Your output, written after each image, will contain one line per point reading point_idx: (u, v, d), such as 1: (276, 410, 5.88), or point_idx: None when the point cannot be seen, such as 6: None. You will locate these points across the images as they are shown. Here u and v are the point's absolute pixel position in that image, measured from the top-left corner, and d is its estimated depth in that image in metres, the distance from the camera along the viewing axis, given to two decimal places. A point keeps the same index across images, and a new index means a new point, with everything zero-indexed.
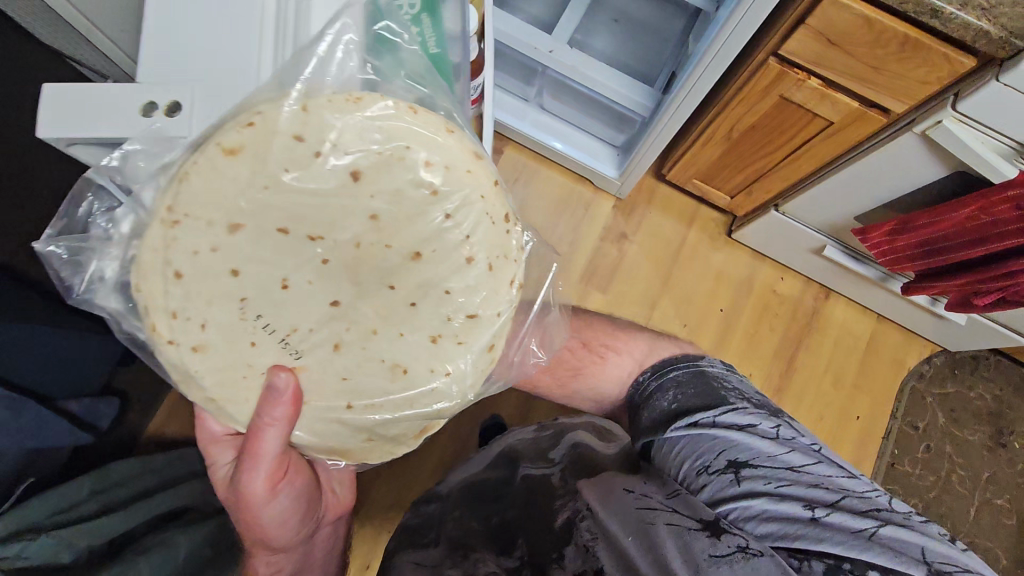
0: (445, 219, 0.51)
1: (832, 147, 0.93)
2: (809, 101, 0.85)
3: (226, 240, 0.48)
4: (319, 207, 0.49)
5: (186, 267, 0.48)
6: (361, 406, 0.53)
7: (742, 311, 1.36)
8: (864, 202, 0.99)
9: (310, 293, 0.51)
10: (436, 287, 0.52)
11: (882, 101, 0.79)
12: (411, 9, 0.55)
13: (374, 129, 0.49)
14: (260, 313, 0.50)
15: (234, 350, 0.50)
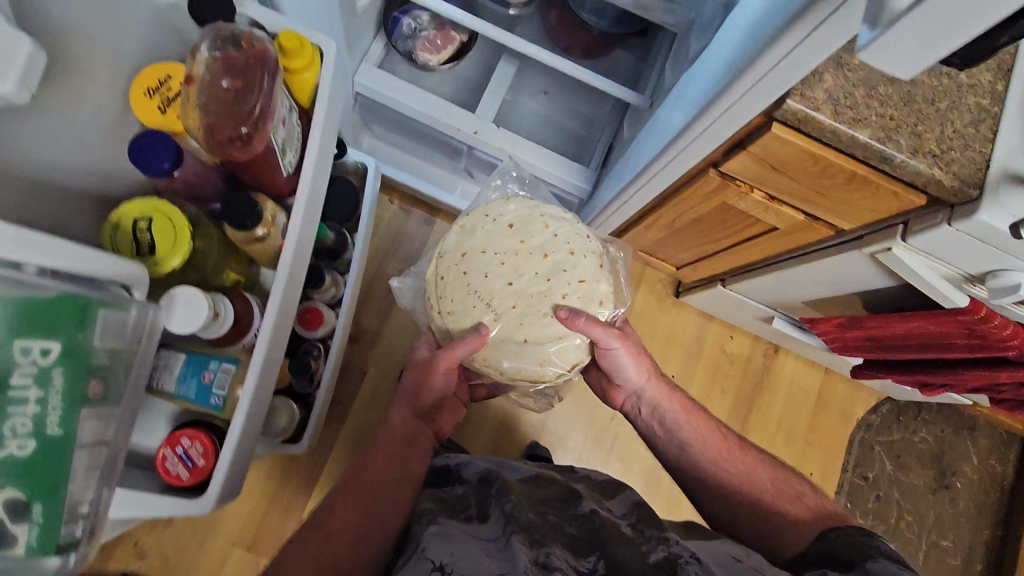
0: (552, 233, 0.85)
1: (778, 245, 0.87)
2: (753, 210, 0.79)
3: (474, 239, 0.86)
4: (497, 237, 0.85)
5: (444, 272, 0.86)
6: (532, 340, 0.82)
7: (694, 374, 1.31)
8: (812, 293, 0.94)
9: (499, 274, 0.83)
10: (558, 267, 0.84)
11: (828, 218, 0.74)
12: (40, 359, 0.41)
13: (514, 205, 0.87)
14: (475, 293, 0.83)
15: (466, 311, 0.83)
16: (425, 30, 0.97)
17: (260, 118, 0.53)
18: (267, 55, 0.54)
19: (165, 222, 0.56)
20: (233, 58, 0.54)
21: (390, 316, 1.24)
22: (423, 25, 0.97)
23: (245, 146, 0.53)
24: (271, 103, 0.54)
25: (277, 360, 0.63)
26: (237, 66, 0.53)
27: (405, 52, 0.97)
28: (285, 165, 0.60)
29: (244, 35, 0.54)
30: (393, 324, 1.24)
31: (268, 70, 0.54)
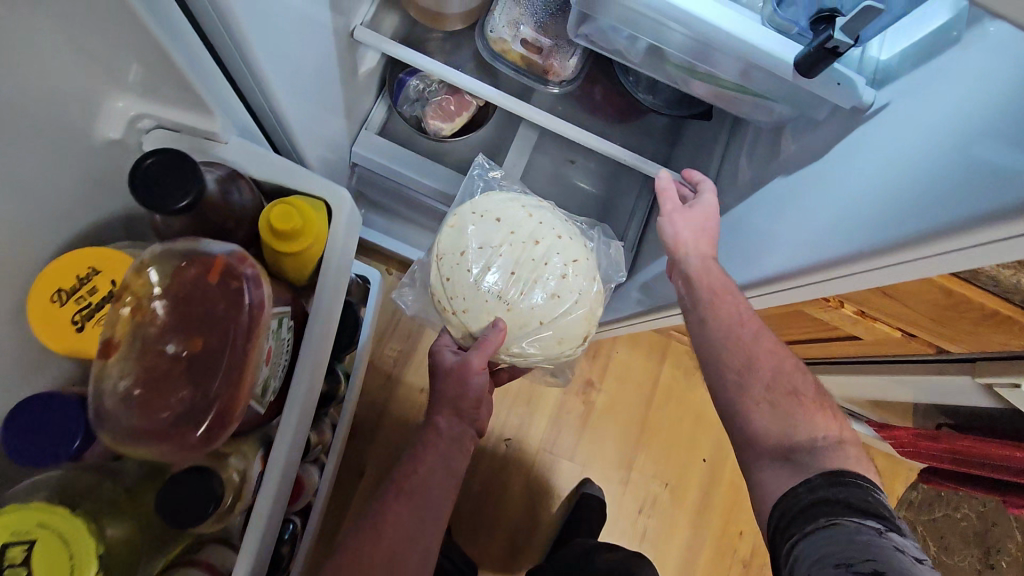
0: (534, 217, 0.73)
1: (854, 351, 0.75)
2: (838, 321, 0.67)
3: (468, 234, 0.72)
4: (482, 232, 0.72)
5: (445, 276, 0.71)
6: (557, 316, 0.71)
7: (726, 458, 1.17)
8: (884, 396, 0.83)
9: (502, 264, 0.71)
10: (554, 244, 0.73)
11: (933, 338, 0.62)
12: None
13: (490, 199, 0.74)
14: (483, 291, 0.70)
15: (482, 310, 0.70)
16: (435, 93, 0.83)
17: (232, 395, 0.41)
18: (243, 297, 0.42)
19: (55, 542, 0.38)
20: (188, 310, 0.41)
21: (390, 405, 1.08)
22: (432, 87, 0.83)
23: (214, 433, 0.40)
24: (247, 366, 0.42)
25: (267, 558, 0.47)
26: (193, 324, 0.41)
27: (411, 116, 0.84)
28: (257, 398, 0.44)
29: (210, 274, 0.42)
30: (393, 414, 1.08)
31: (247, 318, 0.42)
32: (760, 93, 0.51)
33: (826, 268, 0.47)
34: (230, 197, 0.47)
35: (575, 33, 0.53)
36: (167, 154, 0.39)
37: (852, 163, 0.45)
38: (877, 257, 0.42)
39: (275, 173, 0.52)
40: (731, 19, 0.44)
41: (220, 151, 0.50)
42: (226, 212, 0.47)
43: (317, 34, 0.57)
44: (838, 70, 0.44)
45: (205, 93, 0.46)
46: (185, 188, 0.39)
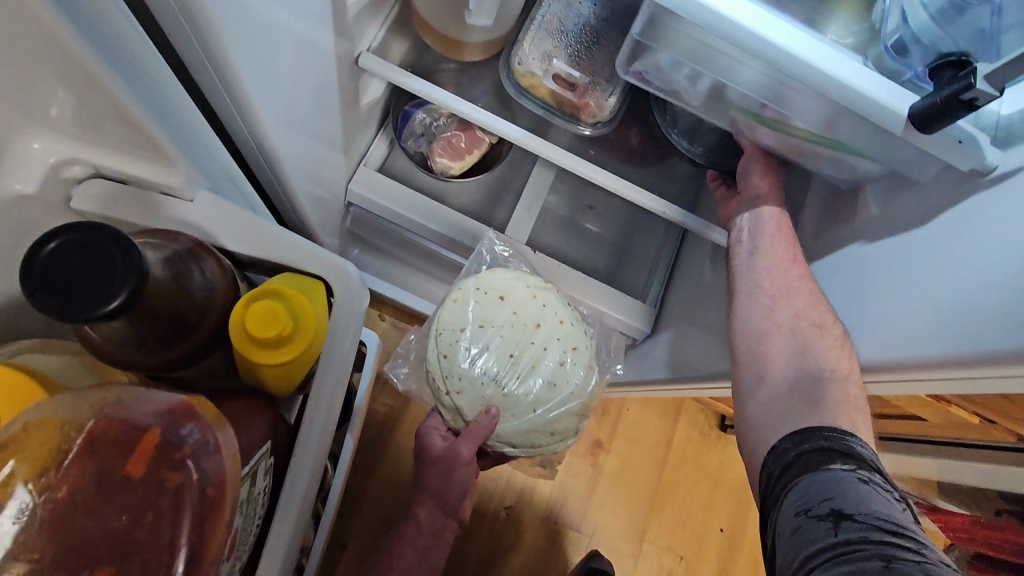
0: (540, 299, 0.64)
1: (912, 429, 0.67)
2: (906, 402, 0.58)
3: (469, 311, 0.62)
4: (483, 308, 0.62)
5: (441, 353, 0.62)
6: (553, 407, 0.62)
7: (745, 528, 1.07)
8: (939, 476, 0.73)
9: (500, 348, 0.61)
10: (559, 327, 0.63)
11: (1018, 428, 0.54)
12: None
13: (495, 275, 0.64)
14: (479, 374, 0.61)
15: (477, 394, 0.61)
16: (444, 127, 0.75)
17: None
18: (185, 497, 0.28)
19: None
20: (83, 532, 0.26)
21: (377, 467, 0.97)
22: (440, 121, 0.75)
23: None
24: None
25: None
26: (92, 555, 0.26)
27: (415, 154, 0.76)
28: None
29: (132, 462, 0.28)
30: (379, 479, 0.96)
31: (191, 536, 0.27)
32: (844, 147, 0.43)
33: (925, 377, 0.38)
34: (187, 284, 0.35)
35: (623, 70, 0.46)
36: (76, 233, 0.28)
37: (964, 248, 0.37)
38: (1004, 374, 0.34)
39: (253, 241, 0.41)
40: (827, 58, 0.37)
41: (180, 210, 0.40)
42: (179, 301, 0.34)
43: (315, 60, 0.48)
44: (959, 125, 0.36)
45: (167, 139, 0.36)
46: (114, 282, 0.28)
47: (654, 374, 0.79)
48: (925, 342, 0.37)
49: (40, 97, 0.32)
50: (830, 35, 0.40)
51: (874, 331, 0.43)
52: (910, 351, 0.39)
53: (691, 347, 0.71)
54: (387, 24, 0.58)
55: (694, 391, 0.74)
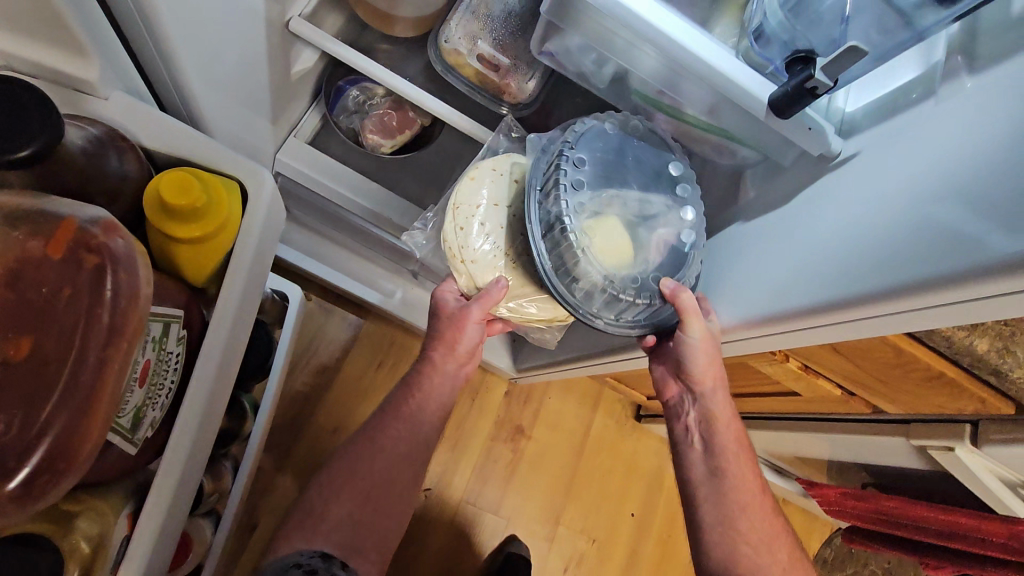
0: None
1: (790, 405, 0.74)
2: (781, 375, 0.65)
3: (488, 188, 0.57)
4: (505, 183, 0.57)
5: (458, 226, 0.56)
6: None
7: (655, 512, 1.13)
8: (815, 453, 0.81)
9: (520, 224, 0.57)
10: None
11: (871, 398, 0.62)
12: None
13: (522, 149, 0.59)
14: (496, 247, 0.57)
15: (492, 268, 0.57)
16: (376, 105, 0.77)
17: (81, 425, 0.33)
18: (104, 271, 0.35)
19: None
20: (10, 299, 0.33)
21: (295, 448, 0.97)
22: (375, 100, 0.77)
23: (39, 492, 0.33)
24: (106, 383, 0.34)
25: None
26: (18, 320, 0.33)
27: (348, 130, 0.77)
28: (132, 441, 0.40)
29: (51, 244, 0.35)
30: (297, 459, 0.96)
31: (108, 312, 0.35)
32: (727, 134, 0.49)
33: (784, 328, 0.44)
34: (102, 164, 0.41)
35: (537, 50, 0.50)
36: (16, 90, 0.35)
37: (807, 217, 0.44)
38: (820, 325, 0.41)
39: (169, 141, 0.46)
40: (705, 47, 0.42)
41: (97, 107, 0.43)
42: (93, 180, 0.41)
43: (243, 16, 0.49)
44: (809, 115, 0.43)
45: (86, 36, 0.38)
46: (28, 134, 0.34)
47: (581, 346, 0.77)
48: (781, 298, 0.43)
49: None
50: (717, 32, 0.46)
51: (747, 266, 0.49)
52: (771, 305, 0.44)
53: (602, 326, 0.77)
54: None
55: (605, 368, 0.78)
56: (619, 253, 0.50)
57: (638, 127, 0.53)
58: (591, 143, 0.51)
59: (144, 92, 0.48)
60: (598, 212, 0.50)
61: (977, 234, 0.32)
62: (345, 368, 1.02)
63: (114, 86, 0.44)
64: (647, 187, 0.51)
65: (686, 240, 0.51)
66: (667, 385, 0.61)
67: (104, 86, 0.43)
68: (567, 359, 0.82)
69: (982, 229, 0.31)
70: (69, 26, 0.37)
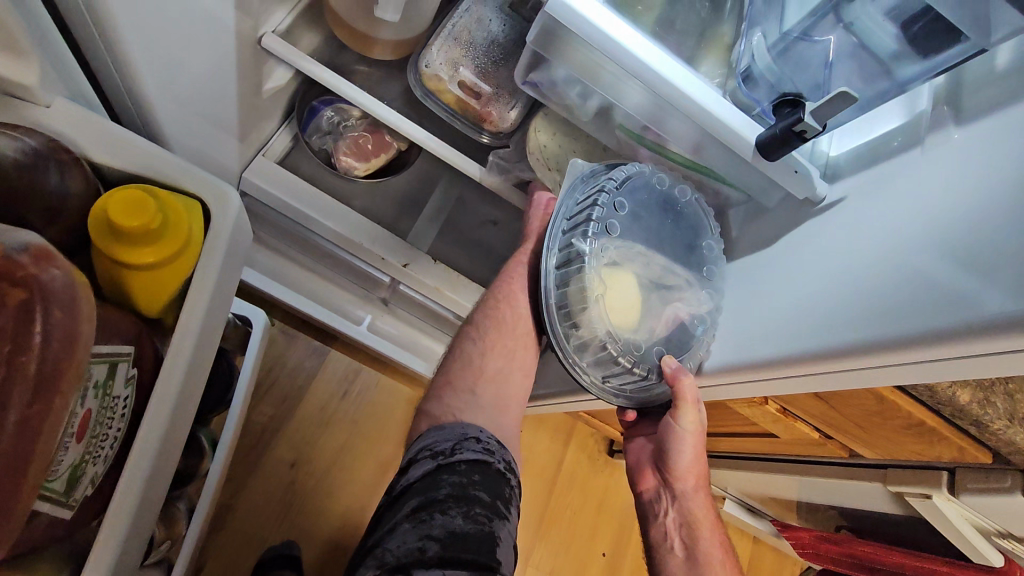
0: None
1: (766, 447, 0.73)
2: (759, 417, 0.64)
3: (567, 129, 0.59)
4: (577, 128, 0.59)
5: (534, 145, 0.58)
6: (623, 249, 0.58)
7: (626, 551, 1.09)
8: (791, 494, 0.80)
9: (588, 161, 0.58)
10: None
11: (849, 443, 0.61)
12: None
13: None
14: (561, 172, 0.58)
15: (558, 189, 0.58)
16: (352, 128, 0.75)
17: (10, 491, 0.30)
18: (33, 309, 0.32)
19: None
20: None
21: (249, 484, 0.90)
22: (349, 122, 0.75)
23: None
24: (38, 442, 0.31)
25: None
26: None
27: (321, 151, 0.74)
28: (69, 503, 0.36)
29: None
30: (251, 495, 0.90)
31: (39, 362, 0.31)
32: (712, 172, 0.49)
33: (765, 377, 0.42)
34: (40, 180, 0.37)
35: (522, 79, 0.49)
36: None
37: (792, 263, 0.43)
38: (800, 375, 0.39)
39: (122, 154, 0.42)
40: (693, 86, 0.41)
41: (36, 116, 0.39)
42: (31, 198, 0.37)
43: (209, 29, 0.46)
44: (795, 158, 0.42)
45: (26, 38, 0.34)
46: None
47: (555, 382, 0.75)
48: (766, 346, 0.41)
49: None
50: (703, 71, 0.45)
51: (732, 314, 0.48)
52: (754, 352, 0.43)
53: None
54: (295, 13, 0.58)
55: (579, 405, 0.76)
56: (624, 314, 0.49)
57: (686, 194, 0.51)
58: (635, 194, 0.49)
59: (94, 101, 0.44)
60: (618, 266, 0.49)
61: (970, 290, 0.30)
62: (307, 399, 0.97)
63: (55, 92, 0.40)
64: (675, 258, 0.50)
65: (698, 322, 0.49)
66: (644, 473, 0.60)
67: (45, 89, 0.38)
68: (541, 394, 0.79)
69: (977, 286, 0.30)
70: (9, 26, 0.33)
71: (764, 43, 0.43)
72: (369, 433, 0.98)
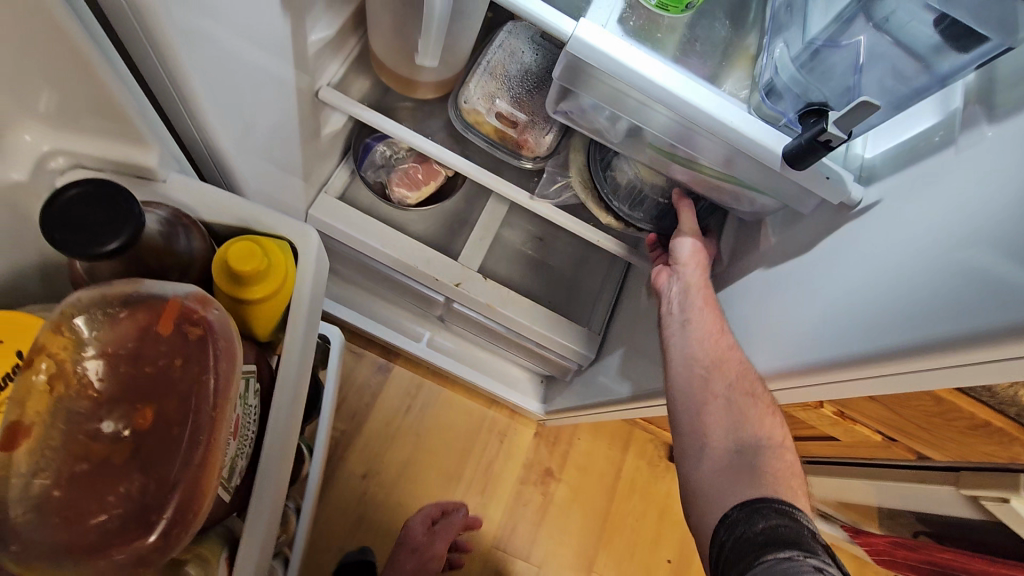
0: None
1: (829, 450, 0.72)
2: (818, 421, 0.63)
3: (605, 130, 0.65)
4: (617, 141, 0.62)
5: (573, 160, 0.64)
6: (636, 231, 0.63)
7: (694, 558, 1.09)
8: (856, 499, 0.78)
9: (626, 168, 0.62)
10: None
11: (916, 446, 0.59)
12: None
13: None
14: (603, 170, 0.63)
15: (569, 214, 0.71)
16: (402, 160, 0.80)
17: (206, 480, 0.37)
18: (208, 338, 0.40)
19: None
20: (132, 372, 0.38)
21: (326, 496, 0.97)
22: (400, 154, 0.80)
23: (175, 539, 0.36)
24: (217, 437, 0.38)
25: None
26: (142, 390, 0.38)
27: (376, 183, 0.80)
28: (226, 490, 0.41)
29: (161, 323, 0.39)
30: (331, 506, 0.97)
31: (214, 376, 0.39)
32: (743, 183, 0.50)
33: (828, 378, 0.42)
34: (173, 245, 0.44)
35: (552, 109, 0.51)
36: (98, 186, 0.37)
37: (846, 258, 0.43)
38: (871, 375, 0.39)
39: (224, 212, 0.48)
40: (719, 107, 0.43)
41: (162, 190, 0.46)
42: (166, 257, 0.44)
43: (274, 89, 0.52)
44: (825, 165, 0.43)
45: (143, 124, 0.42)
46: (117, 227, 0.37)
47: (611, 389, 0.77)
48: (821, 347, 0.42)
49: (30, 94, 0.38)
50: (728, 85, 0.47)
51: (775, 305, 0.48)
52: (807, 354, 0.43)
53: (624, 369, 0.75)
54: (347, 64, 0.64)
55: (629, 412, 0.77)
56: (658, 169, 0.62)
57: None
58: None
59: (187, 166, 0.51)
60: None
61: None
62: (374, 414, 1.03)
63: (170, 168, 0.46)
64: None
65: None
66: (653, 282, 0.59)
67: (163, 168, 0.45)
68: (596, 402, 0.81)
69: None
70: (128, 117, 0.40)
71: (786, 54, 0.44)
72: (435, 443, 1.04)
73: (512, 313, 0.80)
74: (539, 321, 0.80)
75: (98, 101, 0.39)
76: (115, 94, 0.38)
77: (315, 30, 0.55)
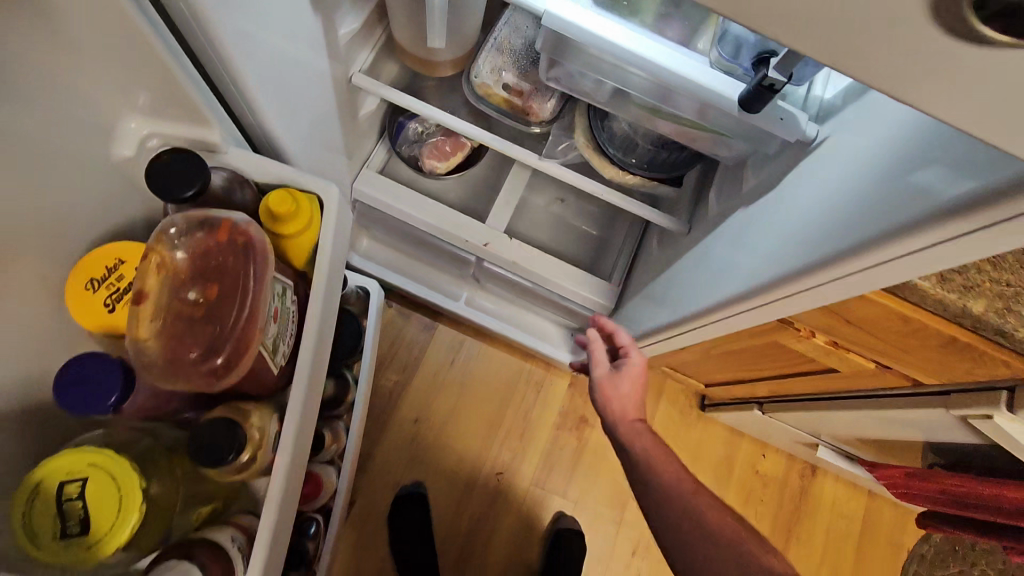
0: None
1: (834, 383, 0.76)
2: (814, 351, 0.68)
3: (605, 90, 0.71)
4: None
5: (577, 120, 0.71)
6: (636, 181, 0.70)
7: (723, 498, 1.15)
8: (868, 431, 0.82)
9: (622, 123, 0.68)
10: None
11: (906, 371, 0.63)
12: None
13: None
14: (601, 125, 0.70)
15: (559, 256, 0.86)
16: (432, 135, 0.89)
17: (246, 334, 0.47)
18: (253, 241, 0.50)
19: (105, 478, 0.45)
20: (206, 263, 0.49)
21: (383, 436, 1.11)
22: (430, 130, 0.90)
23: (224, 366, 0.47)
24: (257, 309, 0.48)
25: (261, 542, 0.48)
26: (214, 275, 0.49)
27: (410, 157, 0.90)
28: (274, 364, 0.52)
29: (221, 233, 0.50)
30: (387, 445, 1.11)
31: (253, 266, 0.49)
32: (715, 130, 0.56)
33: (800, 287, 0.46)
34: (232, 197, 0.56)
35: (546, 76, 0.59)
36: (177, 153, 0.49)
37: (804, 184, 0.47)
38: (824, 281, 0.44)
39: (269, 175, 0.58)
40: (680, 63, 0.49)
41: (223, 159, 0.57)
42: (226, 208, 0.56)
43: (311, 78, 0.62)
44: (780, 107, 0.48)
45: (207, 111, 0.53)
46: (192, 180, 0.48)
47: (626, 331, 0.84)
48: (785, 263, 0.47)
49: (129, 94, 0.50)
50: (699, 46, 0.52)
51: (754, 231, 0.53)
52: (775, 269, 0.48)
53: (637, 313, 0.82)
54: (376, 51, 0.73)
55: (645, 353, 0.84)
56: None
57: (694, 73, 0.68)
58: None
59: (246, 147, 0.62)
60: None
61: (924, 183, 0.34)
62: (422, 366, 1.15)
63: (230, 144, 0.57)
64: None
65: None
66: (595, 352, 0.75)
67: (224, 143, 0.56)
68: None
69: (929, 180, 0.33)
70: (197, 106, 0.51)
71: None
72: (477, 391, 1.15)
73: (534, 267, 0.87)
74: (561, 275, 0.88)
75: (173, 94, 0.50)
76: (186, 89, 0.49)
77: (344, 24, 0.64)
